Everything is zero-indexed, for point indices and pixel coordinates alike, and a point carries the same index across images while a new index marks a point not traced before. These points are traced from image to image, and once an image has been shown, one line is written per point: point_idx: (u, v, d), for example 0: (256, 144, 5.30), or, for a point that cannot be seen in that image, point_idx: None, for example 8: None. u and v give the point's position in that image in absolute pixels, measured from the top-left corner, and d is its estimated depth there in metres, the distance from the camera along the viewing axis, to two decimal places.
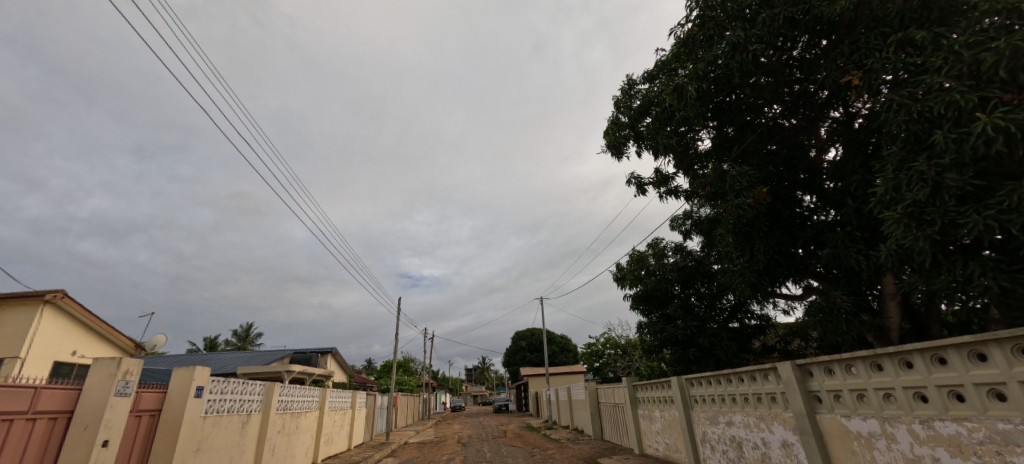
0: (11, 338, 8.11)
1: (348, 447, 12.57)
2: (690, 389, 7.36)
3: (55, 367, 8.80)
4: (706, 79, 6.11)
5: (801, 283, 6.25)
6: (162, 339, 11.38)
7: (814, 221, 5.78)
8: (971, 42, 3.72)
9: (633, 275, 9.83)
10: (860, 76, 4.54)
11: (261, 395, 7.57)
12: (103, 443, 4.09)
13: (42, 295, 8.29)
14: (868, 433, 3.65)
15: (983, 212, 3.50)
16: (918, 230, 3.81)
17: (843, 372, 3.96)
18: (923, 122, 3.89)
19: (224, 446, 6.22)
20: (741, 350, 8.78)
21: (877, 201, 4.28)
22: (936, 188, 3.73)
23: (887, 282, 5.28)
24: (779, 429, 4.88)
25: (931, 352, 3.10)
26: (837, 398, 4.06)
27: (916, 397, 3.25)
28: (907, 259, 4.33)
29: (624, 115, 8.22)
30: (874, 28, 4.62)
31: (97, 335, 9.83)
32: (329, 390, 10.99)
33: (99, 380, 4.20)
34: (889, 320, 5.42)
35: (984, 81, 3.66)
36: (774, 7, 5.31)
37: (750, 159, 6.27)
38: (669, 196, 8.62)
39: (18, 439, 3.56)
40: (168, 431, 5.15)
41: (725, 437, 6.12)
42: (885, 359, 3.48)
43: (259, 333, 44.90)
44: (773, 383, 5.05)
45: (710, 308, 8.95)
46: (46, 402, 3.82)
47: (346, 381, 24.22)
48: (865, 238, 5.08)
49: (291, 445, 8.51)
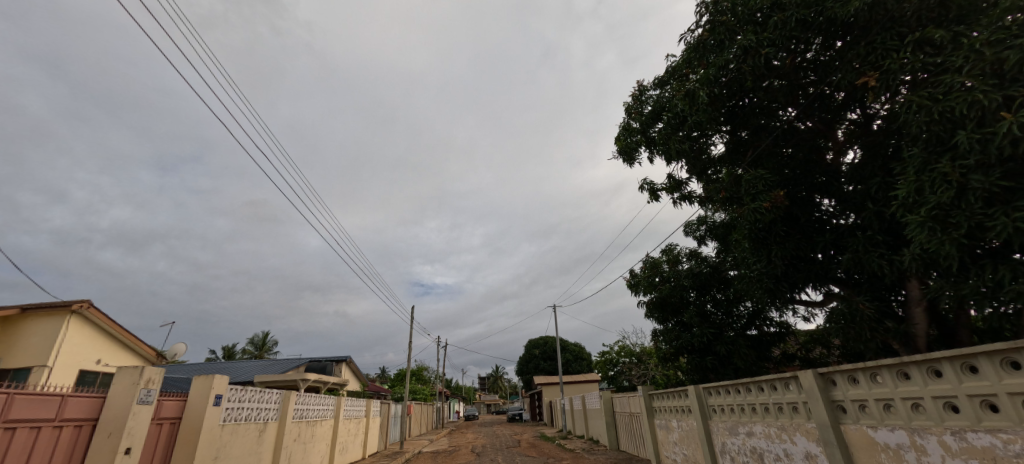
0: (38, 347, 8.38)
1: (363, 456, 12.63)
2: (707, 398, 7.20)
3: (80, 375, 9.07)
4: (717, 83, 6.11)
5: (821, 290, 6.06)
6: (183, 348, 11.63)
7: (834, 225, 5.58)
8: (992, 40, 3.61)
9: (647, 282, 9.75)
10: (878, 77, 4.47)
11: (278, 403, 7.66)
12: (126, 450, 4.20)
13: (70, 305, 8.60)
14: (897, 445, 3.51)
15: (1011, 214, 3.36)
16: (943, 234, 3.70)
17: (868, 381, 3.83)
18: (944, 123, 3.79)
19: (242, 454, 6.31)
20: (762, 358, 8.55)
21: (900, 204, 4.17)
22: (962, 190, 3.63)
23: (912, 287, 5.10)
24: (802, 440, 4.73)
25: (960, 360, 3.00)
26: (863, 408, 3.92)
27: (946, 406, 3.12)
28: (933, 264, 4.20)
29: (635, 121, 8.19)
30: (891, 27, 4.53)
31: (120, 344, 10.10)
32: (344, 399, 11.07)
33: (124, 388, 4.32)
34: (915, 327, 5.23)
35: (1009, 80, 3.53)
36: (786, 10, 5.23)
37: (763, 163, 6.18)
38: (683, 201, 8.51)
39: (48, 446, 3.68)
40: (188, 439, 5.22)
41: (746, 449, 5.97)
42: (912, 367, 3.35)
43: (275, 341, 45.73)
44: (794, 392, 4.91)
45: (727, 315, 8.78)
46: (73, 409, 3.94)
47: (360, 390, 24.34)
48: (888, 242, 4.93)
49: (306, 453, 8.56)
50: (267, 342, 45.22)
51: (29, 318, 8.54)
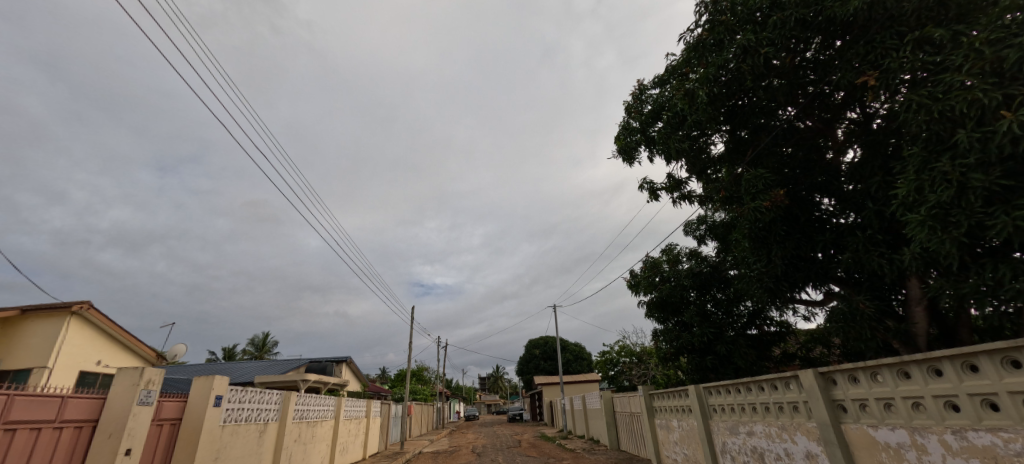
0: (38, 348, 8.37)
1: (363, 456, 12.64)
2: (708, 398, 7.19)
3: (80, 376, 9.06)
4: (717, 83, 6.11)
5: (821, 289, 6.06)
6: (183, 349, 11.63)
7: (834, 224, 5.57)
8: (992, 39, 3.60)
9: (647, 281, 9.75)
10: (877, 77, 4.47)
11: (278, 404, 7.64)
12: (127, 451, 4.20)
13: (70, 305, 8.60)
14: (897, 444, 3.51)
15: (1011, 213, 3.36)
16: (943, 232, 3.70)
17: (868, 380, 3.83)
18: (944, 121, 3.80)
19: (243, 455, 6.30)
20: (762, 358, 8.55)
21: (900, 203, 4.17)
22: (962, 190, 3.63)
23: (912, 286, 5.10)
24: (802, 440, 4.74)
25: (961, 359, 2.99)
26: (863, 407, 3.92)
27: (946, 405, 3.12)
28: (933, 263, 4.21)
29: (635, 120, 8.19)
30: (890, 27, 4.53)
31: (120, 345, 10.10)
32: (344, 399, 11.06)
33: (124, 389, 4.32)
34: (916, 326, 5.23)
35: (1008, 79, 3.53)
36: (785, 10, 5.22)
37: (763, 163, 6.19)
38: (683, 201, 8.51)
39: (48, 447, 3.67)
40: (188, 440, 5.21)
41: (746, 448, 5.96)
42: (912, 366, 3.36)
43: (275, 342, 45.78)
44: (794, 391, 4.91)
45: (727, 315, 8.77)
46: (74, 411, 3.93)
47: (360, 390, 24.32)
48: (888, 241, 4.93)
49: (307, 453, 8.56)
50: (267, 342, 45.31)
51: (30, 320, 8.55)
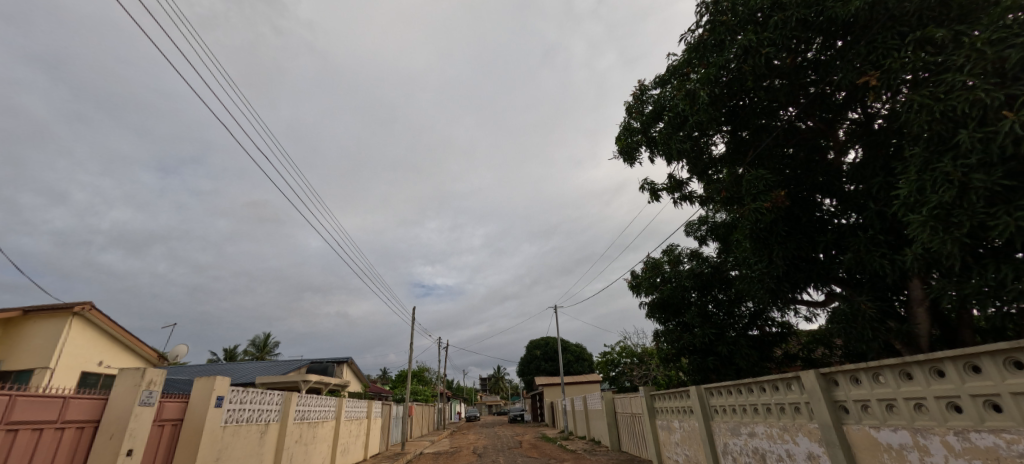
0: (40, 349, 8.39)
1: (364, 457, 12.64)
2: (709, 398, 7.17)
3: (82, 376, 9.08)
4: (718, 83, 6.11)
5: (823, 289, 6.04)
6: (184, 349, 11.65)
7: (835, 225, 5.57)
8: (993, 39, 3.60)
9: (648, 282, 9.74)
10: (878, 77, 4.46)
11: (279, 405, 7.64)
12: (128, 451, 4.20)
13: (72, 306, 8.62)
14: (899, 445, 3.50)
15: (1014, 214, 3.34)
16: (945, 233, 3.69)
17: (870, 381, 3.82)
18: (945, 121, 3.79)
19: (244, 455, 6.31)
20: (763, 359, 8.54)
21: (901, 204, 4.17)
22: (963, 190, 3.62)
23: (914, 286, 5.09)
24: (804, 441, 4.72)
25: (963, 359, 2.99)
26: (865, 408, 3.91)
27: (949, 407, 3.11)
28: (934, 264, 4.20)
29: (636, 121, 8.20)
30: (891, 26, 4.52)
31: (122, 346, 10.13)
32: (345, 400, 11.07)
33: (125, 390, 4.32)
34: (918, 326, 5.21)
35: (1010, 79, 3.52)
36: (786, 10, 5.22)
37: (764, 163, 6.18)
38: (684, 201, 8.51)
39: (49, 448, 3.68)
40: (189, 441, 5.22)
41: (748, 449, 5.95)
42: (914, 367, 3.35)
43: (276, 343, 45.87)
44: (796, 392, 4.90)
45: (728, 316, 8.75)
46: (75, 411, 3.94)
47: (361, 391, 24.35)
48: (889, 241, 4.92)
49: (308, 454, 8.56)
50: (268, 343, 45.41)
51: (31, 320, 8.57)
